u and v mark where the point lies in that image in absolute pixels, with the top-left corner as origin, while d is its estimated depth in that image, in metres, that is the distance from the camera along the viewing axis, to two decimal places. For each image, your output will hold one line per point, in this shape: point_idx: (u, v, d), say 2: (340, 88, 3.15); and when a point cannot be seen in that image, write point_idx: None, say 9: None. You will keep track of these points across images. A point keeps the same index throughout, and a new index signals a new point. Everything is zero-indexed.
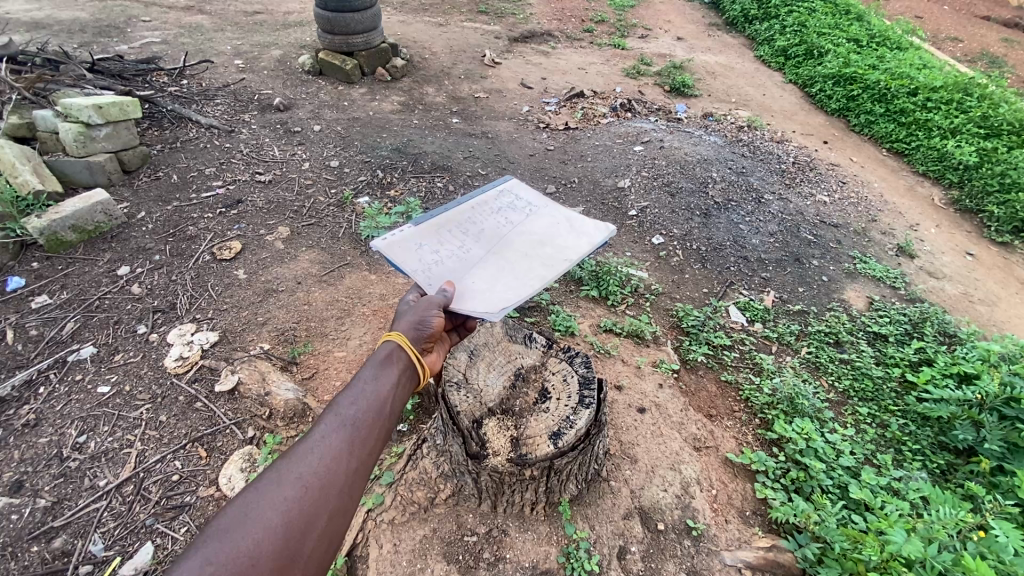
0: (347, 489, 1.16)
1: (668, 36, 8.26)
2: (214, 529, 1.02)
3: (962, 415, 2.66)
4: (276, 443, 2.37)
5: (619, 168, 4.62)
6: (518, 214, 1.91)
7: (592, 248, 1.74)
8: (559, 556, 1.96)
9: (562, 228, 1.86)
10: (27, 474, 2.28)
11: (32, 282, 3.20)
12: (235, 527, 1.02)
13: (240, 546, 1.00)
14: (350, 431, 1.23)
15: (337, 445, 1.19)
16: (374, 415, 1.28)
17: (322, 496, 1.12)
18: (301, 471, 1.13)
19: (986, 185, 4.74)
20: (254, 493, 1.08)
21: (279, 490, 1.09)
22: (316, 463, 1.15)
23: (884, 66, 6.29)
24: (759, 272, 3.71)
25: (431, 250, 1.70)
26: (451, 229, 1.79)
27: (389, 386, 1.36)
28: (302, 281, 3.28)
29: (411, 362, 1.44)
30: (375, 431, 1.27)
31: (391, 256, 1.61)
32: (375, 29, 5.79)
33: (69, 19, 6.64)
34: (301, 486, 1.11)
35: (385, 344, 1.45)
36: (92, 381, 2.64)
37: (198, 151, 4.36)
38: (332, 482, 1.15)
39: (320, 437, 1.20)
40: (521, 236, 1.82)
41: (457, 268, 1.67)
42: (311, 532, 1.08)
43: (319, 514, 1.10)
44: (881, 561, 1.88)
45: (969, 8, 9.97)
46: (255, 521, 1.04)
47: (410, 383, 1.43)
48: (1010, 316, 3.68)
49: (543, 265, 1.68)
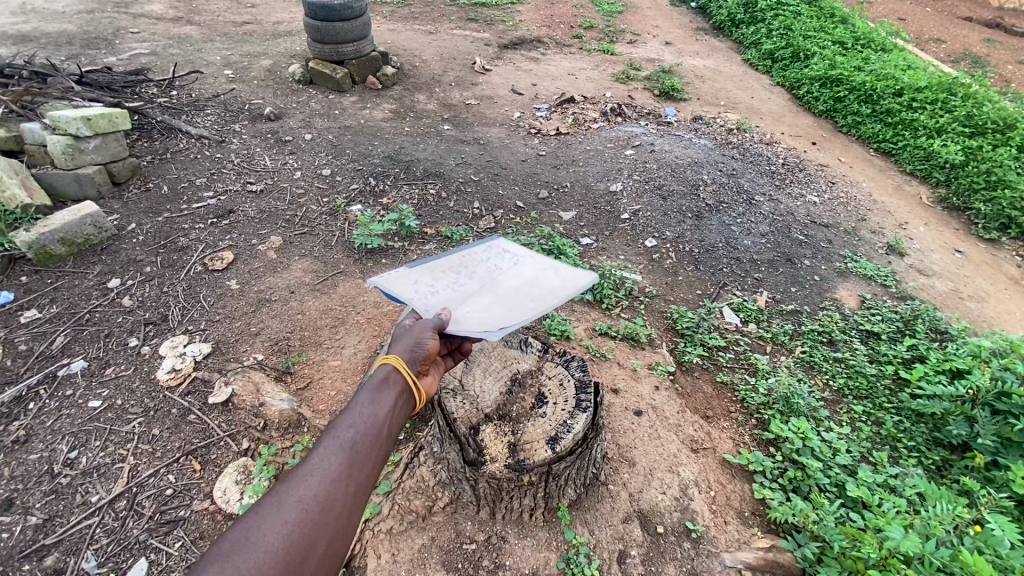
0: (346, 512, 1.15)
1: (656, 40, 8.34)
2: (214, 554, 1.00)
3: (955, 411, 2.68)
4: (271, 455, 2.36)
5: (611, 172, 4.64)
6: (507, 261, 1.91)
7: (581, 288, 1.73)
8: (559, 562, 1.95)
9: (552, 272, 1.85)
10: (16, 492, 2.24)
11: (20, 296, 3.15)
12: (234, 553, 1.00)
13: (242, 570, 0.99)
14: (348, 454, 1.22)
15: (335, 468, 1.19)
16: (373, 435, 1.28)
17: (321, 520, 1.10)
18: (301, 494, 1.12)
19: (972, 183, 4.82)
20: (251, 520, 1.06)
21: (279, 513, 1.08)
22: (314, 486, 1.14)
23: (869, 67, 6.39)
24: (751, 273, 3.74)
25: (427, 285, 1.72)
26: (444, 270, 1.81)
27: (387, 408, 1.35)
28: (295, 289, 3.27)
29: (407, 385, 1.43)
30: (372, 454, 1.25)
31: (387, 289, 1.65)
32: (365, 38, 5.81)
33: (57, 31, 6.61)
34: (300, 509, 1.10)
35: (381, 367, 1.44)
36: (83, 396, 2.61)
37: (189, 161, 4.34)
38: (332, 505, 1.13)
39: (318, 460, 1.19)
40: (512, 277, 1.83)
41: (453, 299, 1.69)
42: (312, 554, 1.07)
43: (318, 538, 1.08)
44: (880, 559, 1.88)
45: (950, 10, 10.13)
46: (255, 546, 1.02)
47: (407, 407, 1.42)
48: (999, 311, 3.73)
49: (535, 300, 1.68)
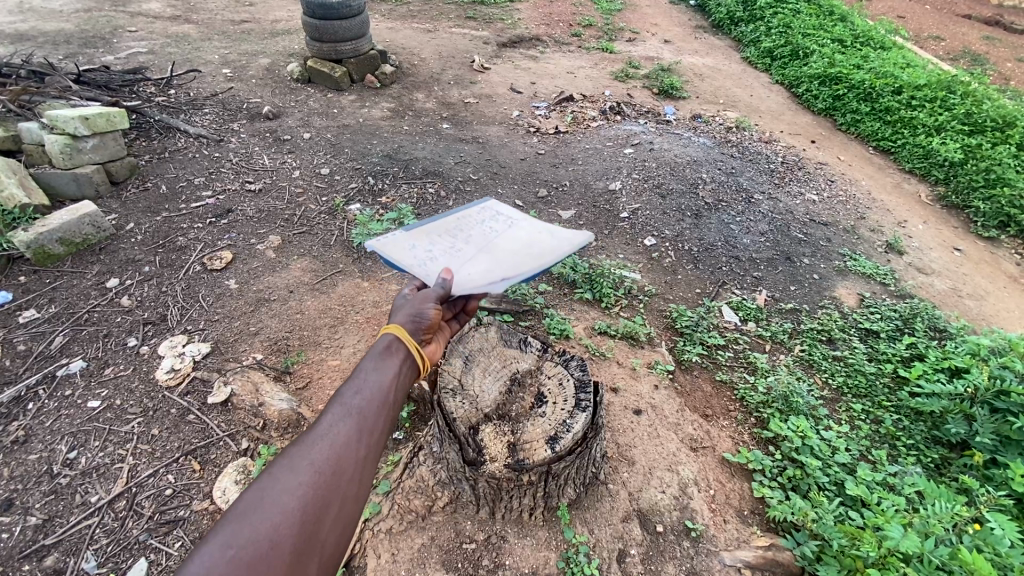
0: (358, 475, 1.15)
1: (655, 38, 8.33)
2: (229, 516, 1.00)
3: (954, 409, 2.69)
4: (270, 455, 2.36)
5: (610, 171, 4.64)
6: (501, 223, 1.91)
7: (577, 247, 1.75)
8: (559, 561, 1.95)
9: (549, 230, 1.86)
10: (16, 492, 2.24)
11: (19, 296, 3.15)
12: (250, 513, 1.00)
13: (260, 529, 0.99)
14: (356, 419, 1.22)
15: (345, 432, 1.19)
16: (381, 401, 1.28)
17: (334, 482, 1.11)
18: (313, 457, 1.12)
19: (971, 181, 4.82)
20: (264, 483, 1.06)
21: (292, 475, 1.08)
22: (325, 450, 1.14)
23: (869, 65, 6.38)
24: (750, 271, 3.74)
25: (424, 249, 1.72)
26: (440, 235, 1.81)
27: (392, 375, 1.35)
28: (294, 289, 3.26)
29: (410, 352, 1.43)
30: (380, 419, 1.26)
31: (386, 255, 1.65)
32: (364, 36, 5.79)
33: (55, 31, 6.59)
34: (313, 472, 1.10)
35: (383, 336, 1.44)
36: (82, 396, 2.61)
37: (187, 161, 4.33)
38: (344, 467, 1.14)
39: (328, 425, 1.19)
40: (507, 238, 1.83)
41: (452, 262, 1.69)
42: (327, 514, 1.07)
43: (332, 499, 1.09)
44: (879, 557, 1.89)
45: (949, 7, 10.12)
46: (270, 507, 1.02)
47: (411, 374, 1.42)
48: (999, 309, 3.73)
49: (533, 260, 1.69)
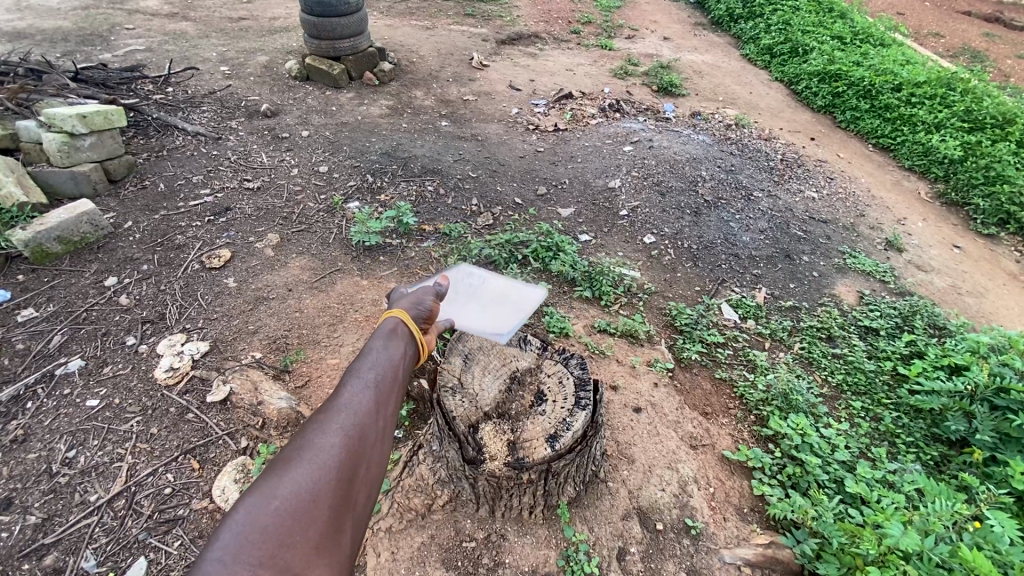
0: (383, 440, 1.18)
1: (655, 35, 8.31)
2: (267, 475, 1.01)
3: (953, 407, 2.69)
4: (270, 453, 2.35)
5: (609, 168, 4.63)
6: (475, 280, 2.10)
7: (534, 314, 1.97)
8: (559, 559, 1.95)
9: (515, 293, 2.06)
10: (15, 491, 2.23)
11: (17, 295, 3.13)
12: (288, 471, 1.02)
13: (299, 485, 1.00)
14: (377, 388, 1.25)
15: (368, 400, 1.21)
16: (394, 375, 1.32)
17: (363, 444, 1.13)
18: (340, 422, 1.14)
19: (971, 178, 4.82)
20: (297, 447, 1.08)
21: (324, 438, 1.10)
22: (351, 416, 1.16)
23: (868, 62, 6.36)
24: (750, 269, 3.73)
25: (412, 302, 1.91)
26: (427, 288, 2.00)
27: (400, 353, 1.39)
28: (293, 288, 3.25)
29: (412, 336, 1.48)
30: (396, 390, 1.29)
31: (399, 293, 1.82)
32: (362, 34, 5.77)
33: (52, 28, 6.56)
34: (342, 434, 1.12)
35: (386, 321, 1.49)
36: (81, 395, 2.60)
37: (185, 159, 4.31)
38: (370, 432, 1.16)
39: (351, 394, 1.21)
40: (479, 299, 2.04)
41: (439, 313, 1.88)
42: (358, 474, 1.09)
43: (362, 459, 1.11)
44: (879, 555, 1.88)
45: (949, 4, 10.10)
46: (307, 465, 1.04)
47: (414, 355, 1.46)
48: (998, 306, 3.73)
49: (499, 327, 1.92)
